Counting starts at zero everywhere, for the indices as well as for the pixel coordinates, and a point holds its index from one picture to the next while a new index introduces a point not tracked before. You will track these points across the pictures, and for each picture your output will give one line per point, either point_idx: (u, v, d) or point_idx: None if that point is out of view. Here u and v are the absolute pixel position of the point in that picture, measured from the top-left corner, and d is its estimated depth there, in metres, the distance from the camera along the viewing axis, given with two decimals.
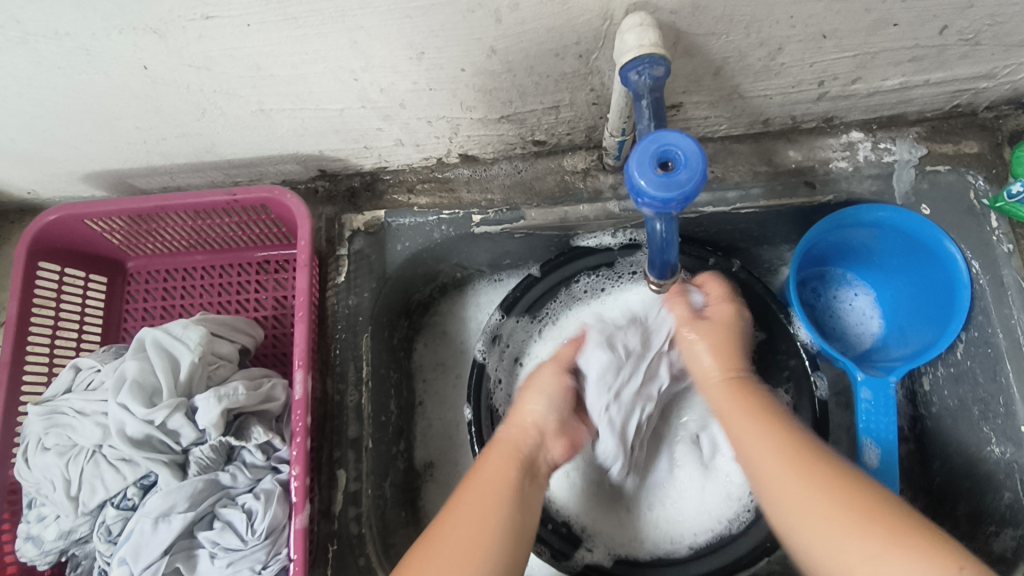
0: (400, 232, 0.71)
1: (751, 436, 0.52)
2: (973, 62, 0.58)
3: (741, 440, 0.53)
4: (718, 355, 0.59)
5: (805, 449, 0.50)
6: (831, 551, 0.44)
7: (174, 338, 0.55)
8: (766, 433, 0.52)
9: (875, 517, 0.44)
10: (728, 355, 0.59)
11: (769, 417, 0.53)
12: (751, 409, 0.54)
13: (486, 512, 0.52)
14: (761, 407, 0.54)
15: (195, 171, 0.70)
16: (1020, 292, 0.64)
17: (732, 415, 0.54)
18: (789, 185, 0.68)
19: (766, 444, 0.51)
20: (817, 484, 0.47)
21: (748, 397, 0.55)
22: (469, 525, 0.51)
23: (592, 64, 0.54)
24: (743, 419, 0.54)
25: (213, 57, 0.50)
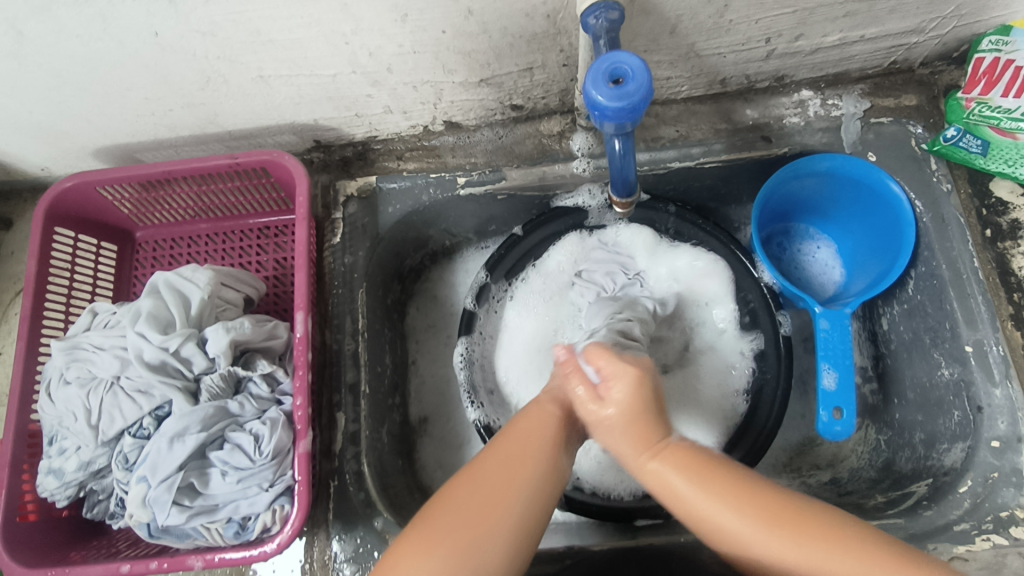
0: (390, 196, 0.77)
1: (689, 484, 0.48)
2: (901, 17, 0.65)
3: (677, 485, 0.49)
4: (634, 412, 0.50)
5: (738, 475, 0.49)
6: (787, 563, 0.45)
7: (184, 278, 0.60)
8: (709, 480, 0.48)
9: (838, 543, 0.44)
10: (646, 422, 0.50)
11: (709, 461, 0.49)
12: (685, 464, 0.49)
13: (509, 480, 0.49)
14: (699, 459, 0.49)
15: (199, 143, 0.75)
16: (959, 228, 0.69)
17: (664, 472, 0.49)
18: (747, 140, 0.74)
19: (701, 491, 0.48)
20: (808, 527, 0.45)
21: (668, 456, 0.49)
22: (486, 495, 0.48)
23: (559, 24, 0.61)
24: (673, 475, 0.49)
25: (217, 22, 0.56)
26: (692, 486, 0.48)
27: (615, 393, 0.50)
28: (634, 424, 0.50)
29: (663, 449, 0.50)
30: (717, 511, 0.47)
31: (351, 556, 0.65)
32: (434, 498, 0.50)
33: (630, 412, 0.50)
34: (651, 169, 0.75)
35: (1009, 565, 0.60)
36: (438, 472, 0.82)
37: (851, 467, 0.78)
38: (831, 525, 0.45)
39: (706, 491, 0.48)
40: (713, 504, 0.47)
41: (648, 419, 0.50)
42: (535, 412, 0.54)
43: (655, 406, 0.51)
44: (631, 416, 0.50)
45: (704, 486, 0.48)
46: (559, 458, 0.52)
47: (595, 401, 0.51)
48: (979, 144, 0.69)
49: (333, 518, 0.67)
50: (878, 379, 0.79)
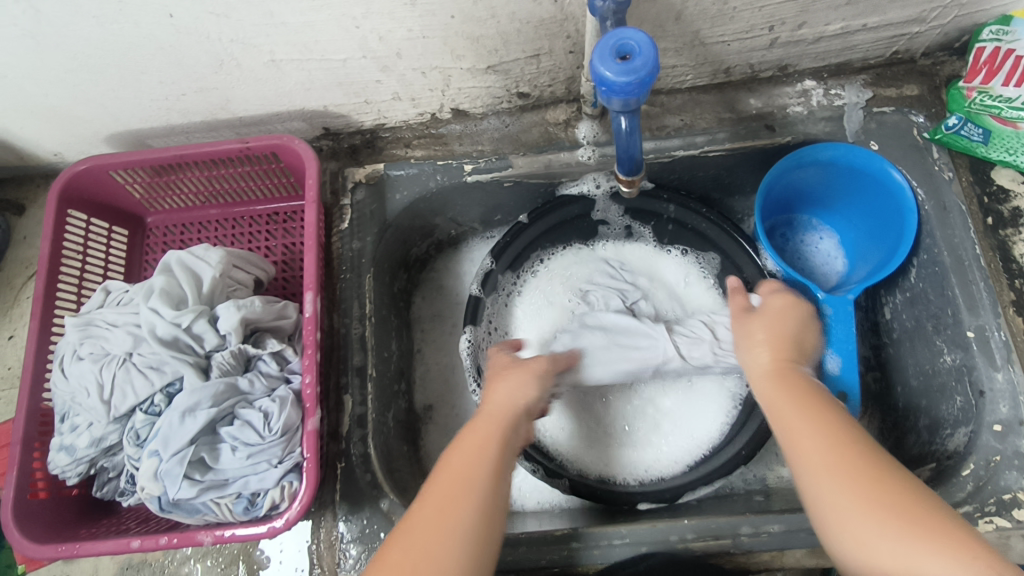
0: (397, 183, 0.77)
1: (808, 424, 0.51)
2: (903, 5, 0.66)
3: (797, 429, 0.51)
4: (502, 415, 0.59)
5: (841, 426, 0.51)
6: (841, 522, 0.47)
7: (197, 257, 0.61)
8: (820, 422, 0.51)
9: (926, 534, 0.44)
10: (785, 344, 0.56)
11: (836, 420, 0.51)
12: (805, 399, 0.52)
13: (454, 507, 0.51)
14: (815, 402, 0.52)
15: (210, 130, 0.77)
16: (961, 215, 0.70)
17: (783, 408, 0.52)
18: (751, 129, 0.75)
19: (828, 437, 0.50)
20: (880, 487, 0.47)
21: (793, 381, 0.54)
22: (439, 518, 0.51)
23: (566, 10, 0.62)
24: (793, 412, 0.52)
25: (231, 4, 0.57)
26: (811, 424, 0.51)
27: (780, 308, 0.59)
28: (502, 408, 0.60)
29: (791, 368, 0.55)
30: (813, 447, 0.50)
31: (356, 537, 0.65)
32: (408, 515, 0.52)
33: (777, 360, 0.55)
34: (656, 157, 0.75)
35: (1013, 547, 0.60)
36: (443, 459, 0.82)
37: None
38: (914, 496, 0.46)
39: (822, 432, 0.50)
40: (828, 466, 0.48)
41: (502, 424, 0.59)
42: (473, 433, 0.58)
43: (795, 335, 0.57)
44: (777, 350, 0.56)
45: (818, 424, 0.50)
46: (497, 485, 0.54)
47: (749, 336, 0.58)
48: (980, 132, 0.70)
49: (340, 499, 0.67)
50: (882, 367, 0.80)
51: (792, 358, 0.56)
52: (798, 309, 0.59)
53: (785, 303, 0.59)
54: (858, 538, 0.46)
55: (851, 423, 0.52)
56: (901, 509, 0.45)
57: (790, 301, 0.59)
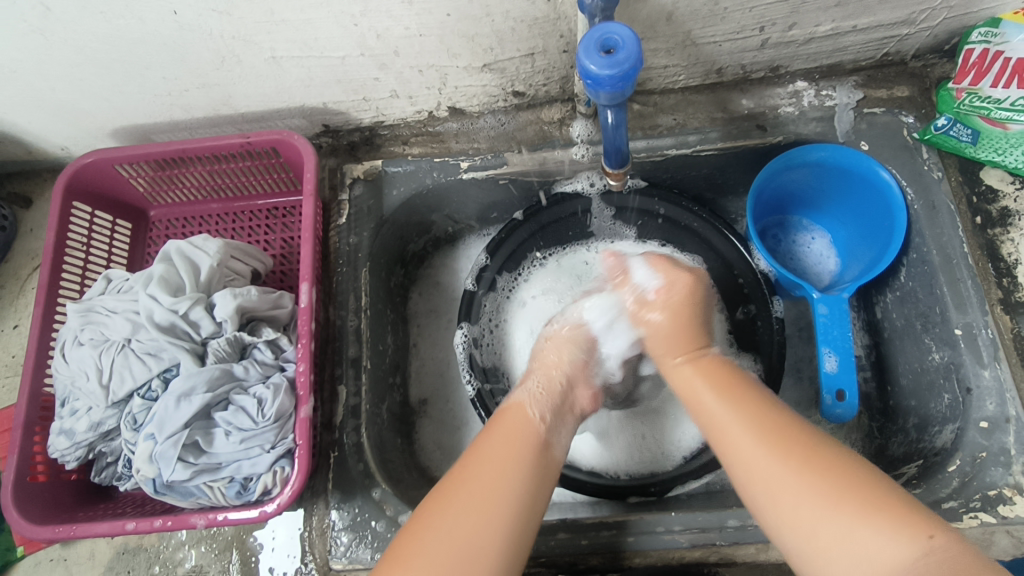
0: (395, 179, 0.79)
1: (722, 399, 0.55)
2: (891, 7, 0.67)
3: (715, 407, 0.55)
4: (678, 321, 0.62)
5: (771, 410, 0.53)
6: (795, 514, 0.47)
7: (195, 247, 0.62)
8: (740, 400, 0.54)
9: (847, 499, 0.45)
10: (683, 326, 0.62)
11: (758, 398, 0.54)
12: (728, 386, 0.56)
13: (513, 454, 0.54)
14: (731, 377, 0.57)
15: (213, 125, 0.78)
16: (949, 214, 0.71)
17: (696, 386, 0.57)
18: (743, 129, 0.76)
19: (748, 415, 0.53)
20: (797, 453, 0.49)
21: (711, 369, 0.58)
22: (495, 469, 0.52)
23: (558, 9, 0.63)
24: (705, 393, 0.56)
25: (233, 1, 0.59)
26: (721, 399, 0.55)
27: (679, 304, 0.63)
28: (682, 330, 0.62)
29: (699, 357, 0.60)
30: (727, 420, 0.53)
31: (348, 525, 0.66)
32: (438, 487, 0.52)
33: (690, 296, 0.63)
34: (648, 155, 0.77)
35: (996, 542, 0.61)
36: (437, 452, 0.83)
37: None
38: (835, 455, 0.49)
39: (733, 406, 0.54)
40: (736, 426, 0.53)
41: (691, 334, 0.62)
42: (506, 420, 0.58)
43: (698, 321, 0.63)
44: (675, 322, 0.62)
45: (732, 397, 0.55)
46: (535, 487, 0.53)
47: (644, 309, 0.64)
48: (969, 133, 0.71)
49: (332, 488, 0.68)
50: (872, 366, 0.80)
51: (696, 350, 0.61)
52: (694, 306, 0.64)
53: (683, 278, 0.64)
54: (795, 518, 0.47)
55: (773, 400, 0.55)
56: (816, 473, 0.47)
57: (696, 282, 0.64)
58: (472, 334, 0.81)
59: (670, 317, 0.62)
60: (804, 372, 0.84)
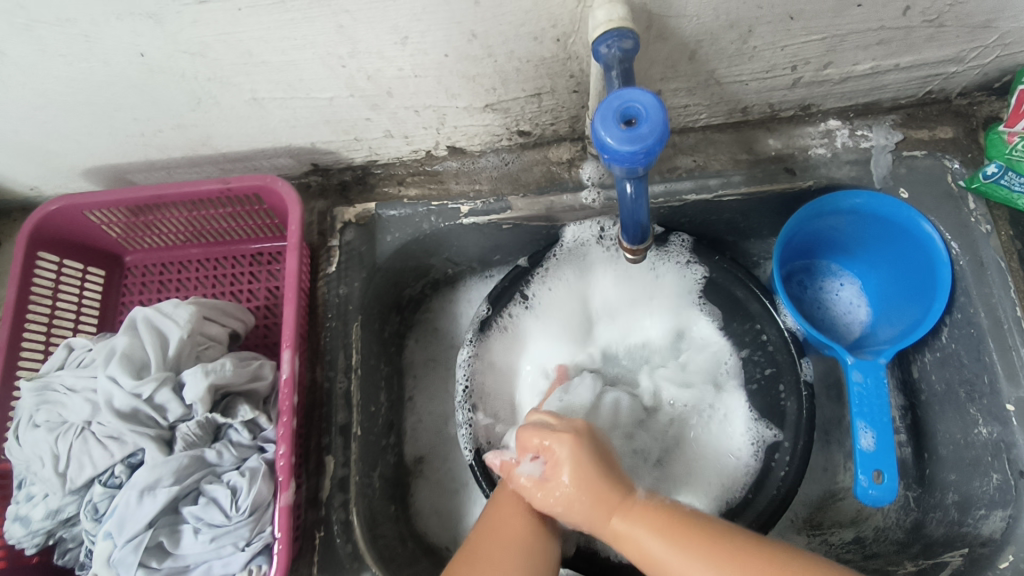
0: (389, 224, 0.73)
1: (665, 547, 0.47)
2: (940, 45, 0.60)
3: (649, 544, 0.48)
4: (588, 472, 0.51)
5: (735, 563, 0.45)
6: None
7: (164, 315, 0.57)
8: (685, 541, 0.47)
9: None
10: (604, 474, 0.52)
11: (685, 521, 0.48)
12: (655, 523, 0.49)
13: (519, 529, 0.53)
14: (672, 518, 0.49)
15: (192, 166, 0.72)
16: (999, 272, 0.64)
17: (633, 532, 0.49)
18: (769, 172, 0.69)
19: (693, 565, 0.45)
20: None
21: (648, 511, 0.49)
22: (500, 544, 0.52)
23: (569, 49, 0.56)
24: (649, 539, 0.48)
25: (206, 43, 0.53)
26: (669, 550, 0.47)
27: (568, 458, 0.51)
28: (591, 486, 0.51)
29: (630, 505, 0.50)
30: (670, 563, 0.47)
31: None
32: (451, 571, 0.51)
33: (584, 451, 0.52)
34: (665, 201, 0.70)
35: None
36: (434, 517, 0.77)
37: (876, 526, 0.72)
38: None
39: (687, 556, 0.46)
40: (680, 557, 0.46)
41: (607, 488, 0.51)
42: (495, 505, 0.56)
43: (603, 465, 0.52)
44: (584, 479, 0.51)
45: (680, 547, 0.47)
46: (547, 552, 0.53)
47: (551, 471, 0.52)
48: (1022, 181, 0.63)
49: (317, 572, 0.62)
50: (908, 431, 0.73)
51: (621, 498, 0.51)
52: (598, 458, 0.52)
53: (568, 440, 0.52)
54: None
55: (722, 533, 0.47)
56: None
57: (587, 438, 0.53)
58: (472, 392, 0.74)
59: (575, 481, 0.51)
60: (832, 435, 0.77)
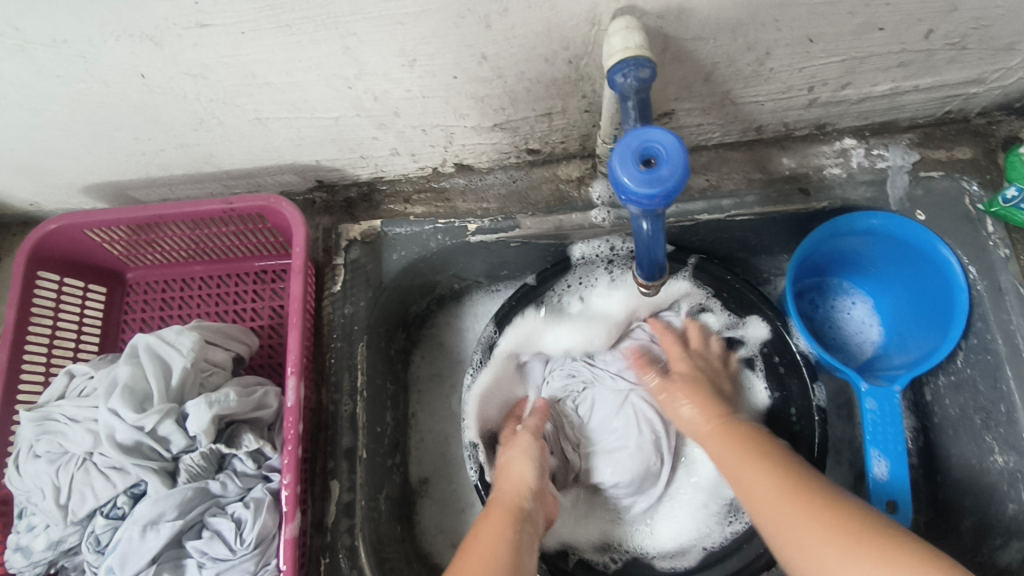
0: (395, 241, 0.71)
1: (747, 463, 0.54)
2: (961, 67, 0.58)
3: (742, 472, 0.54)
4: (695, 396, 0.63)
5: (799, 477, 0.51)
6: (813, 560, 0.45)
7: (167, 343, 0.55)
8: (762, 464, 0.53)
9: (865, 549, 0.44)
10: (710, 405, 0.62)
11: (779, 454, 0.54)
12: (749, 449, 0.55)
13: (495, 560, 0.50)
14: (756, 449, 0.55)
15: (194, 182, 0.71)
16: (1018, 298, 0.63)
17: (726, 452, 0.56)
18: (783, 193, 0.67)
19: (766, 476, 0.52)
20: (813, 519, 0.47)
21: (731, 436, 0.58)
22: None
23: (582, 70, 0.55)
24: (745, 465, 0.54)
25: (208, 65, 0.51)
26: (747, 467, 0.54)
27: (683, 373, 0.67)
28: (701, 404, 0.62)
29: (726, 424, 0.59)
30: (759, 490, 0.51)
31: None
32: None
33: (697, 372, 0.67)
34: (677, 221, 0.69)
35: None
36: (439, 537, 0.76)
37: None
38: (859, 519, 0.46)
39: (758, 471, 0.53)
40: (777, 496, 0.50)
41: (710, 404, 0.62)
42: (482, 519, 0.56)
43: (716, 399, 0.64)
44: (704, 403, 0.62)
45: (755, 463, 0.54)
46: None
47: (674, 402, 0.65)
48: None
49: None
50: (920, 454, 0.71)
51: (728, 417, 0.61)
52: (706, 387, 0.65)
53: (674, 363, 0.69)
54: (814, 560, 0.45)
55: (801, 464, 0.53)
56: (835, 528, 0.46)
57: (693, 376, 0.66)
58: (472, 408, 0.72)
59: (695, 409, 0.62)
60: (843, 454, 0.75)
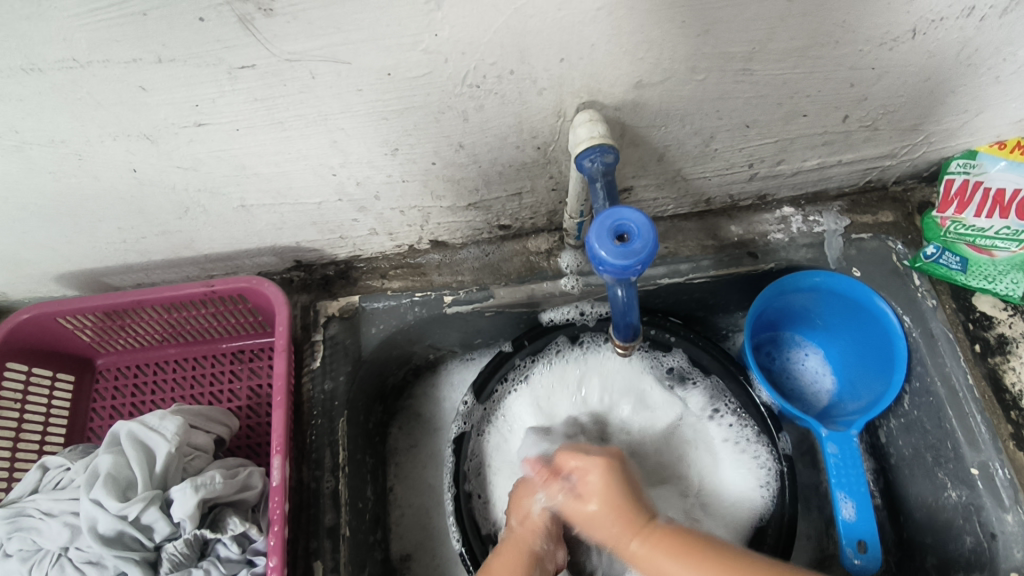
0: (374, 316, 0.73)
1: (688, 575, 0.46)
2: (876, 144, 0.67)
3: None
4: (604, 499, 0.52)
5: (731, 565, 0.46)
6: None
7: (150, 429, 0.55)
8: (703, 562, 0.47)
9: None
10: (619, 501, 0.52)
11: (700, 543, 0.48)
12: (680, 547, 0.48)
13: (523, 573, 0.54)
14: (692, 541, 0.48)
15: (172, 266, 0.72)
16: (949, 343, 0.69)
17: (657, 559, 0.48)
18: (734, 257, 0.74)
19: None
20: None
21: (666, 543, 0.49)
22: None
23: (549, 155, 0.60)
24: (673, 570, 0.47)
25: (200, 158, 0.54)
26: None
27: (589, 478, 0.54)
28: (615, 507, 0.52)
29: (652, 529, 0.50)
30: None
31: None
32: None
33: (600, 474, 0.54)
34: (640, 285, 0.74)
35: None
36: None
37: None
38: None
39: None
40: None
41: (628, 508, 0.52)
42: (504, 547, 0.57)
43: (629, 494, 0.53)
44: (615, 502, 0.52)
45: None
46: None
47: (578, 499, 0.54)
48: (958, 260, 0.71)
49: None
50: (882, 494, 0.77)
51: (643, 524, 0.51)
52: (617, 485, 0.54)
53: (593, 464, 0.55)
54: None
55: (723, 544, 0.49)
56: None
57: (603, 465, 0.55)
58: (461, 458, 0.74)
59: (599, 503, 0.53)
60: (811, 501, 0.78)
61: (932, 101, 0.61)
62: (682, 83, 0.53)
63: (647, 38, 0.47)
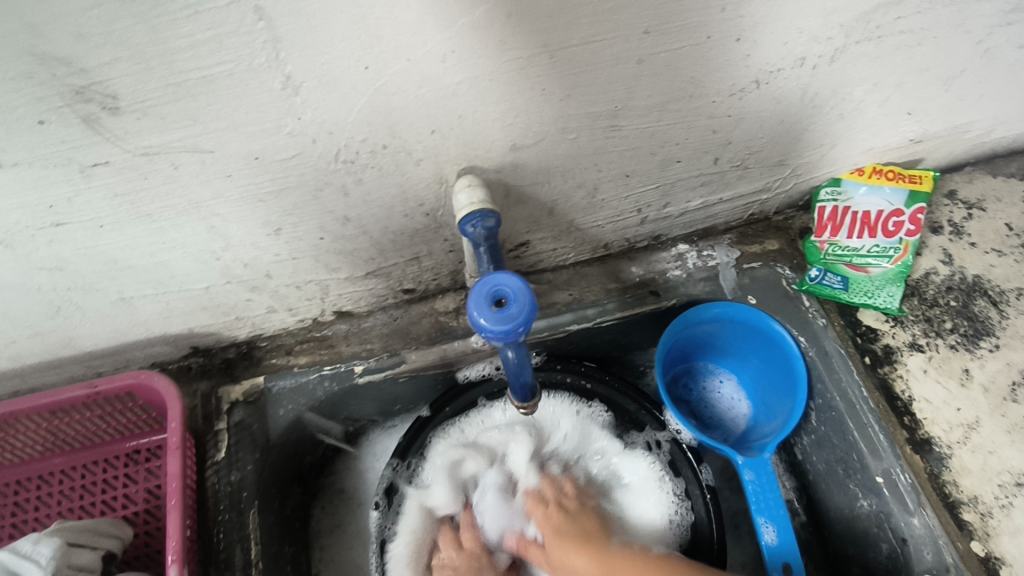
0: (281, 396, 0.70)
1: None
2: (750, 180, 0.72)
3: None
4: (578, 548, 0.64)
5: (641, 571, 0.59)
6: None
7: (20, 556, 0.50)
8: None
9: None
10: (591, 547, 0.64)
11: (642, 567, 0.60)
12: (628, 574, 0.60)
13: None
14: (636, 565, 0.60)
15: (52, 368, 0.67)
16: (843, 358, 0.73)
17: None
18: (638, 296, 0.76)
19: None
20: None
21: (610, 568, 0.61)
22: None
23: (439, 219, 0.61)
24: None
25: (67, 257, 0.52)
26: None
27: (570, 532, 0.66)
28: (580, 548, 0.64)
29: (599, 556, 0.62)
30: None
31: None
32: None
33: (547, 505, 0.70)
34: (550, 334, 0.75)
35: None
36: None
37: None
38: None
39: None
40: None
41: (586, 543, 0.64)
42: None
43: (586, 534, 0.65)
44: (580, 546, 0.64)
45: None
46: None
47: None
48: (839, 279, 0.76)
49: None
50: (806, 511, 0.79)
51: (596, 550, 0.63)
52: (569, 522, 0.67)
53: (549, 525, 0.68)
54: None
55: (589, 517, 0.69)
56: None
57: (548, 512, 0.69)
58: (385, 523, 0.71)
59: (580, 564, 0.63)
60: (742, 526, 0.79)
61: (789, 140, 0.66)
62: (554, 143, 0.55)
63: (512, 106, 0.49)
